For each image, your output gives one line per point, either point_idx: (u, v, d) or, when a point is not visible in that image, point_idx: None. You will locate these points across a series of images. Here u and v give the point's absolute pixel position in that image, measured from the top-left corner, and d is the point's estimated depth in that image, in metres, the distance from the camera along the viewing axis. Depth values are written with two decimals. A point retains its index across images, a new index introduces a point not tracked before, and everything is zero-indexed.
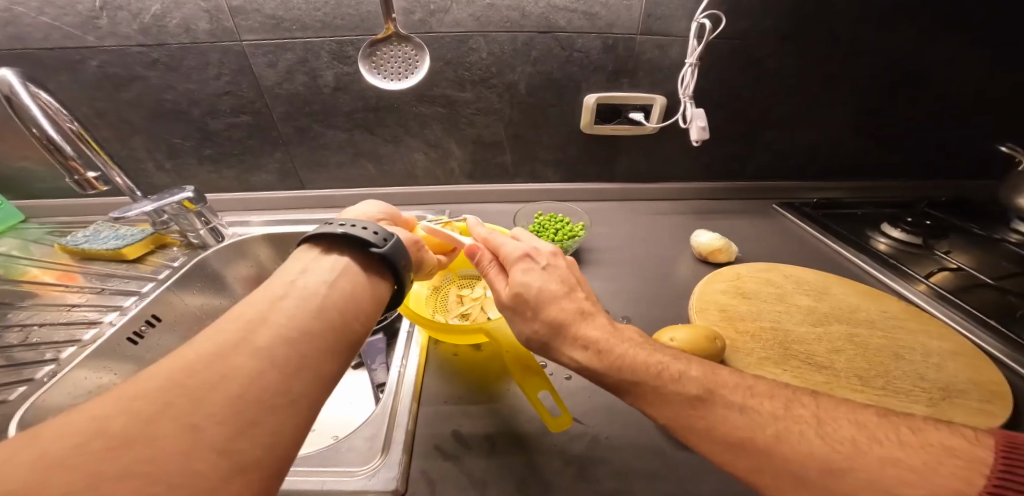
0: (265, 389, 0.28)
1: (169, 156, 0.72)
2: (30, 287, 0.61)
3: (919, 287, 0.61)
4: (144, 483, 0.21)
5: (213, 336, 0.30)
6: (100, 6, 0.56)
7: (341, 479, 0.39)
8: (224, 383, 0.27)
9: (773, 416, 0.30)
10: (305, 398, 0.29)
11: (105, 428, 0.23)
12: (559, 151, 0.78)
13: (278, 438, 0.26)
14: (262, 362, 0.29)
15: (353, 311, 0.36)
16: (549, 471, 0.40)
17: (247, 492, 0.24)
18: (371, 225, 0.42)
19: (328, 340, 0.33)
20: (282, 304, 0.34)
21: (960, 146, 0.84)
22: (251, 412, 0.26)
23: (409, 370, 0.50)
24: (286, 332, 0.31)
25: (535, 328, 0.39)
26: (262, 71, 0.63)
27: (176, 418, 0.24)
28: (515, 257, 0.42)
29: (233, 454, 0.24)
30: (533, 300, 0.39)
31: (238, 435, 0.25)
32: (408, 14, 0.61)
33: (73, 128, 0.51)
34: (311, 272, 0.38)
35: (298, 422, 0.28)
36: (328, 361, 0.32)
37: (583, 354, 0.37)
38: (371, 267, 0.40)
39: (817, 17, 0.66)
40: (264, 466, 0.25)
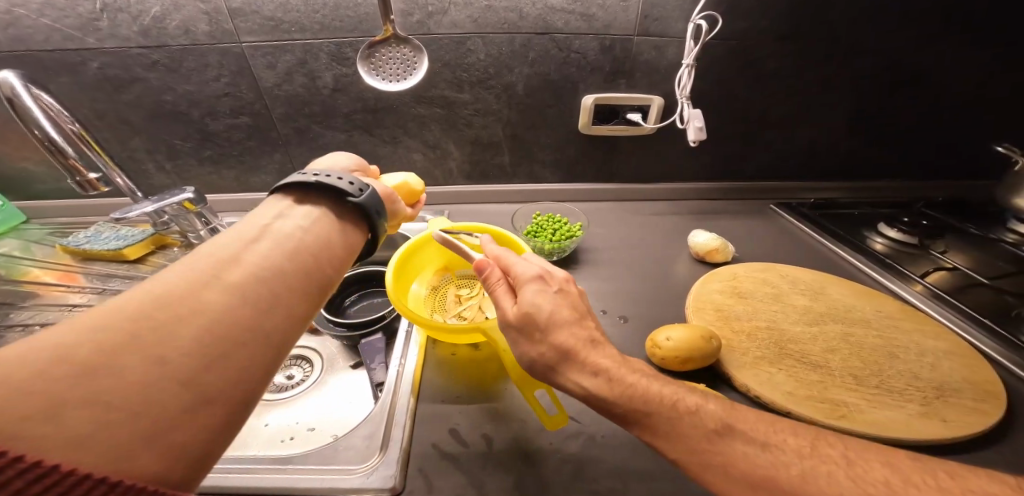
0: (233, 326, 0.28)
1: (169, 156, 0.73)
2: (31, 287, 0.62)
3: (916, 287, 0.61)
4: (109, 409, 0.21)
5: (179, 270, 0.29)
6: (100, 8, 0.56)
7: (340, 476, 0.40)
8: (193, 318, 0.27)
9: (799, 454, 0.31)
10: (275, 336, 0.30)
11: (64, 356, 0.22)
12: (557, 152, 0.78)
13: (246, 372, 0.27)
14: (233, 299, 0.29)
15: (326, 259, 0.37)
16: (546, 470, 0.41)
17: (212, 420, 0.25)
18: (346, 176, 0.42)
19: (301, 285, 0.33)
20: (257, 246, 0.33)
21: (958, 147, 0.85)
22: (220, 347, 0.27)
23: (409, 369, 0.51)
24: (258, 271, 0.32)
25: (540, 352, 0.36)
26: (261, 73, 0.64)
27: (140, 349, 0.24)
28: (529, 277, 0.39)
29: (199, 387, 0.25)
30: (545, 324, 0.36)
31: (207, 368, 0.25)
32: (406, 16, 0.61)
33: (74, 130, 0.51)
34: (285, 218, 0.37)
35: (264, 362, 0.29)
36: (299, 305, 0.33)
37: (592, 381, 0.35)
38: (346, 217, 0.41)
39: (816, 17, 0.66)
40: (231, 397, 0.26)
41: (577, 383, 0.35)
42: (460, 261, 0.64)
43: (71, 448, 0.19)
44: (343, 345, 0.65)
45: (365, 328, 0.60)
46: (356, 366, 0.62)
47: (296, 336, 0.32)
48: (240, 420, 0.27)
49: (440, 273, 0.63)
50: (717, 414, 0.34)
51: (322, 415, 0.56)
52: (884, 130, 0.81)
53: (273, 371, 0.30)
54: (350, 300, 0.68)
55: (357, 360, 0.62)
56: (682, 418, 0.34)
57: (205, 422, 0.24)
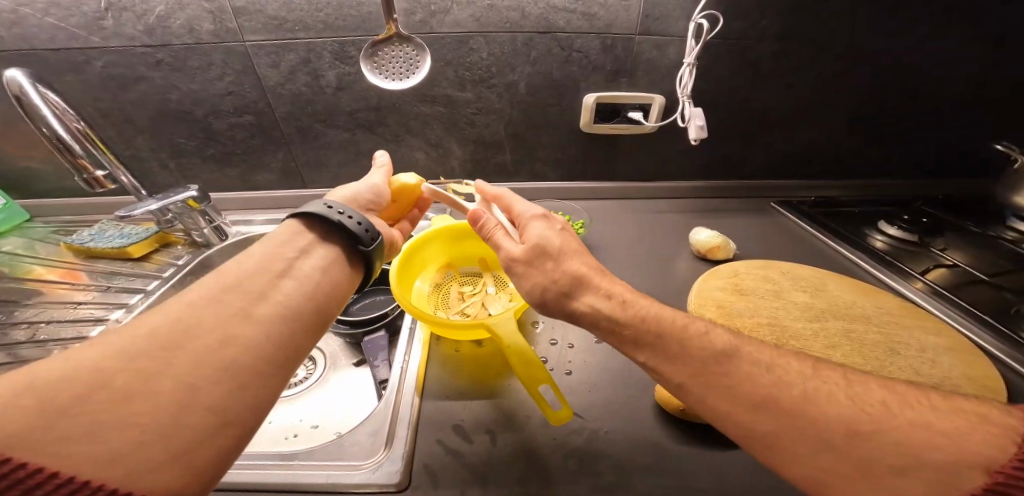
0: (251, 357, 0.32)
1: (172, 155, 0.73)
2: (36, 285, 0.62)
3: (916, 284, 0.61)
4: (141, 432, 0.25)
5: (211, 302, 0.33)
6: (105, 6, 0.57)
7: (347, 472, 0.40)
8: (218, 349, 0.31)
9: (802, 375, 0.32)
10: (286, 368, 0.34)
11: (106, 382, 0.26)
12: (559, 151, 0.79)
13: (259, 401, 0.31)
14: (254, 333, 0.33)
15: (336, 295, 0.41)
16: (551, 465, 0.41)
17: (227, 444, 0.28)
18: (361, 218, 0.44)
19: (310, 319, 0.37)
20: (279, 281, 0.37)
21: (957, 146, 0.85)
22: (240, 378, 0.30)
23: (412, 367, 0.51)
24: (277, 306, 0.36)
25: (556, 281, 0.39)
26: (264, 71, 0.64)
27: (170, 376, 0.28)
28: (531, 216, 0.44)
29: (220, 412, 0.28)
30: (555, 253, 0.40)
31: (228, 397, 0.29)
32: (409, 15, 0.61)
33: (80, 128, 0.51)
34: (305, 254, 0.41)
35: (274, 390, 0.32)
36: (307, 338, 0.37)
37: (606, 303, 0.38)
38: (354, 259, 0.44)
39: (817, 17, 0.66)
40: (244, 423, 0.30)
41: (590, 304, 0.38)
42: (462, 258, 0.64)
43: (107, 464, 0.23)
44: (345, 343, 0.65)
45: (365, 327, 0.61)
46: (358, 363, 0.62)
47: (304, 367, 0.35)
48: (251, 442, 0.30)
49: (443, 270, 0.64)
50: (726, 337, 0.36)
51: (324, 413, 0.56)
52: (884, 130, 0.81)
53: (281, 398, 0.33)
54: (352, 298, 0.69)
55: (359, 357, 0.63)
56: (692, 339, 0.35)
57: (221, 445, 0.28)
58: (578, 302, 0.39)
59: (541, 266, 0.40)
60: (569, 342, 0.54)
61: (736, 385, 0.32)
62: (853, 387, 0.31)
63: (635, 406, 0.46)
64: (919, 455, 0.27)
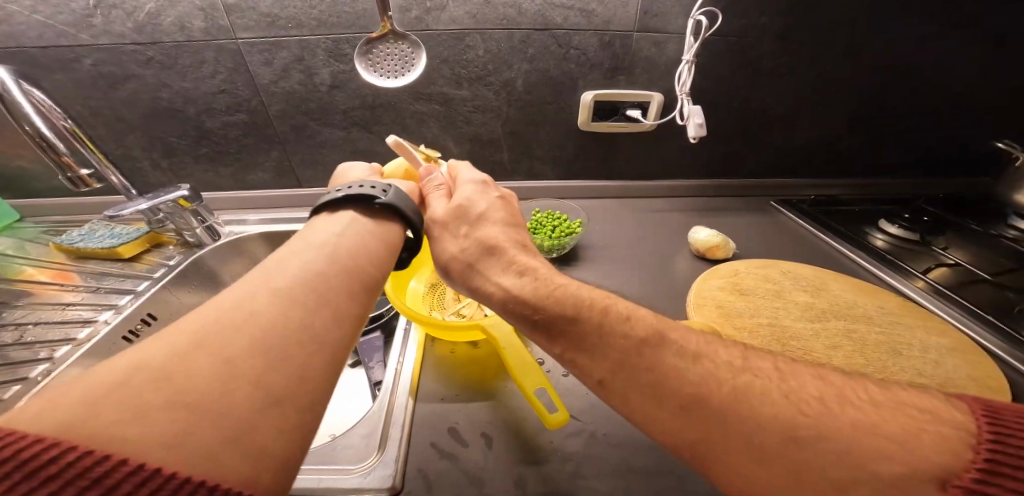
0: (289, 326, 0.29)
1: (164, 154, 0.72)
2: (26, 286, 0.61)
3: (918, 284, 0.61)
4: (189, 412, 0.23)
5: (241, 284, 0.32)
6: (94, 4, 0.56)
7: (338, 477, 0.39)
8: (250, 322, 0.28)
9: (731, 369, 0.29)
10: (331, 335, 0.31)
11: (146, 365, 0.24)
12: (557, 150, 0.78)
13: (310, 373, 0.28)
14: (285, 302, 0.30)
15: (366, 258, 0.38)
16: (548, 469, 0.40)
17: (285, 422, 0.25)
18: (369, 182, 0.43)
19: (346, 284, 0.34)
20: (301, 254, 0.35)
21: (956, 146, 0.85)
22: (281, 348, 0.28)
23: (407, 368, 0.50)
24: (305, 275, 0.33)
25: (465, 247, 0.43)
26: (257, 70, 0.63)
27: (209, 355, 0.26)
28: (462, 191, 0.47)
29: (267, 387, 0.26)
30: (473, 217, 0.44)
31: (271, 368, 0.26)
32: (404, 12, 0.61)
33: (67, 126, 0.50)
34: (321, 228, 0.39)
35: (323, 358, 0.29)
36: (349, 303, 0.34)
37: (517, 281, 0.39)
38: (384, 216, 0.42)
39: (816, 14, 0.66)
40: (299, 398, 0.27)
41: (498, 281, 0.39)
42: None
43: (162, 450, 0.20)
44: None
45: (361, 328, 0.61)
46: (354, 364, 0.61)
47: (352, 333, 0.32)
48: (316, 416, 0.27)
49: None
50: (649, 321, 0.33)
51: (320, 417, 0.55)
52: (885, 130, 0.81)
53: (338, 369, 0.30)
54: None
55: (355, 358, 0.62)
56: (619, 316, 0.33)
57: (278, 422, 0.25)
58: (484, 278, 0.41)
59: (456, 228, 0.44)
60: None
61: (661, 375, 0.29)
62: (786, 382, 0.28)
63: None
64: (852, 455, 0.24)
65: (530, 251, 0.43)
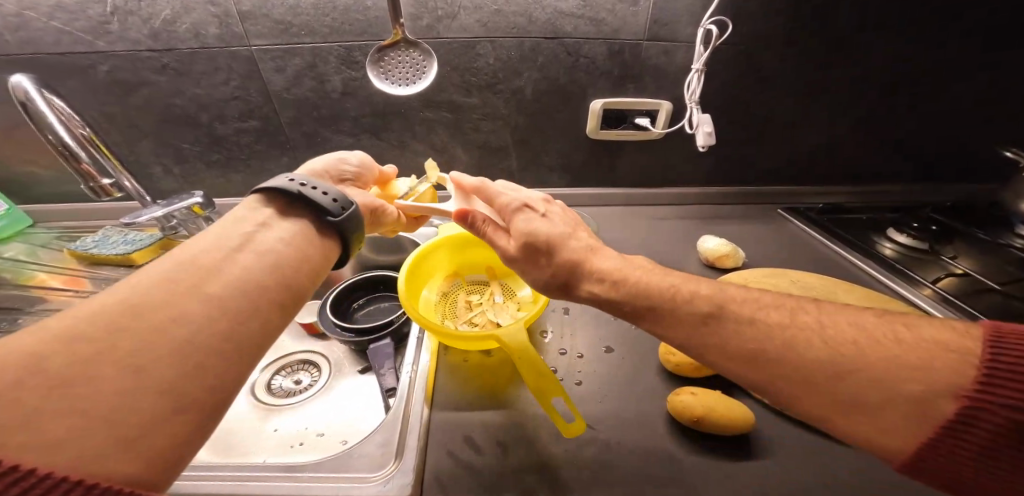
0: (212, 336, 0.29)
1: (177, 161, 0.72)
2: (40, 291, 0.62)
3: (925, 292, 0.61)
4: (85, 416, 0.22)
5: (160, 277, 0.31)
6: (111, 10, 0.56)
7: (356, 485, 0.39)
8: (173, 327, 0.28)
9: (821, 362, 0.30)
10: (250, 346, 0.31)
11: (46, 363, 0.23)
12: (565, 157, 0.79)
13: (220, 382, 0.29)
14: (211, 310, 0.30)
15: (303, 270, 0.38)
16: (563, 479, 0.40)
17: (184, 430, 0.26)
18: (326, 189, 0.43)
19: (276, 298, 0.35)
20: (236, 259, 0.35)
21: (961, 153, 0.85)
22: (198, 356, 0.28)
23: (421, 375, 0.51)
24: (237, 284, 0.33)
25: (551, 273, 0.39)
26: (270, 77, 0.64)
27: (119, 358, 0.25)
28: (513, 209, 0.42)
29: (176, 393, 0.26)
30: (547, 244, 0.38)
31: (183, 376, 0.27)
32: (415, 20, 0.61)
33: (85, 134, 0.51)
34: (267, 229, 0.39)
35: (238, 367, 0.30)
36: (274, 315, 0.34)
37: (600, 287, 0.37)
38: (325, 230, 0.43)
39: (823, 22, 0.66)
40: (205, 407, 0.27)
41: (590, 291, 0.38)
42: (470, 267, 0.64)
43: (55, 452, 0.20)
44: (350, 349, 0.65)
45: (372, 335, 0.59)
46: (365, 370, 0.61)
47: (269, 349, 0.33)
48: (214, 419, 0.28)
49: (450, 278, 0.63)
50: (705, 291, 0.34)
51: (330, 421, 0.56)
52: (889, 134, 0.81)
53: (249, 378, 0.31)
54: (358, 304, 0.69)
55: (364, 365, 0.62)
56: None
57: (176, 429, 0.25)
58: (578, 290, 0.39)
59: (537, 260, 0.39)
60: (578, 352, 0.54)
61: None
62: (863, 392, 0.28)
63: (644, 416, 0.46)
64: None
65: (603, 248, 0.40)
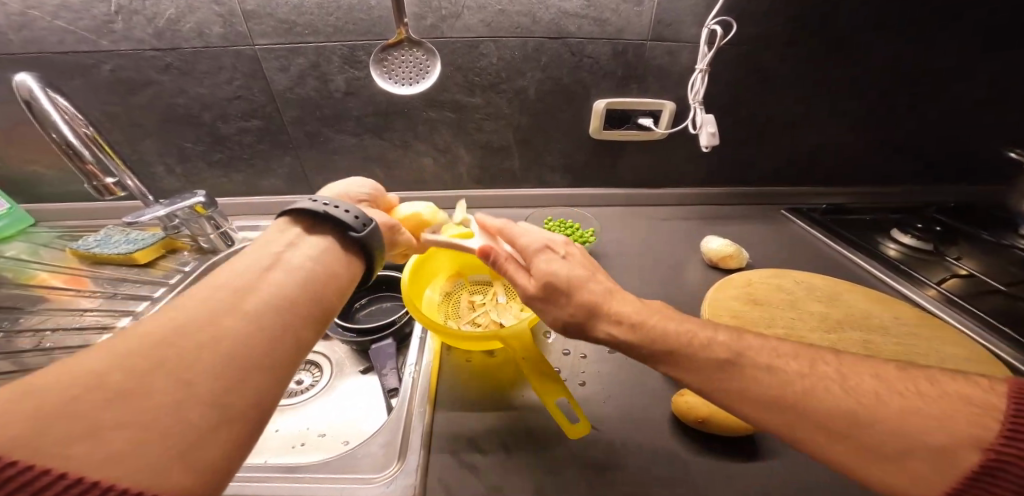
0: (255, 349, 0.29)
1: (179, 160, 0.72)
2: (41, 291, 0.62)
3: (929, 292, 0.61)
4: (139, 430, 0.22)
5: (204, 296, 0.31)
6: (115, 10, 0.56)
7: (358, 485, 0.39)
8: (218, 342, 0.28)
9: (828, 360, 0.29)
10: (289, 358, 0.31)
11: (102, 381, 0.23)
12: (567, 157, 0.78)
13: (265, 395, 0.28)
14: (253, 324, 0.30)
15: (335, 283, 0.38)
16: (567, 479, 0.40)
17: (233, 442, 0.25)
18: (349, 207, 0.43)
19: (312, 310, 0.34)
20: (272, 274, 0.34)
21: (965, 153, 0.85)
22: (242, 369, 0.27)
23: (423, 375, 0.50)
24: (276, 298, 0.33)
25: (569, 314, 0.38)
26: (273, 76, 0.64)
27: (169, 373, 0.25)
28: (535, 249, 0.41)
29: (222, 406, 0.25)
30: (565, 286, 0.37)
31: (230, 389, 0.26)
32: (419, 19, 0.61)
33: (88, 133, 0.50)
34: (294, 247, 0.38)
35: (279, 379, 0.30)
36: (310, 327, 0.34)
37: (617, 329, 0.37)
38: (350, 247, 0.42)
39: (827, 22, 0.66)
40: (251, 419, 0.27)
41: (607, 332, 0.37)
42: (473, 267, 0.63)
43: (112, 465, 0.20)
44: (351, 349, 0.65)
45: (373, 335, 0.59)
46: (366, 371, 0.61)
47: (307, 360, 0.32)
48: (258, 434, 0.27)
49: (452, 278, 0.63)
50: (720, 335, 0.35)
51: (331, 421, 0.56)
52: (892, 135, 0.81)
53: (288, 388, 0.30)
54: (360, 303, 0.68)
55: (366, 365, 0.62)
56: None
57: (225, 441, 0.25)
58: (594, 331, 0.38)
59: (556, 300, 0.38)
60: (581, 352, 0.53)
61: None
62: None
63: (648, 416, 0.46)
64: None
65: (621, 291, 0.39)
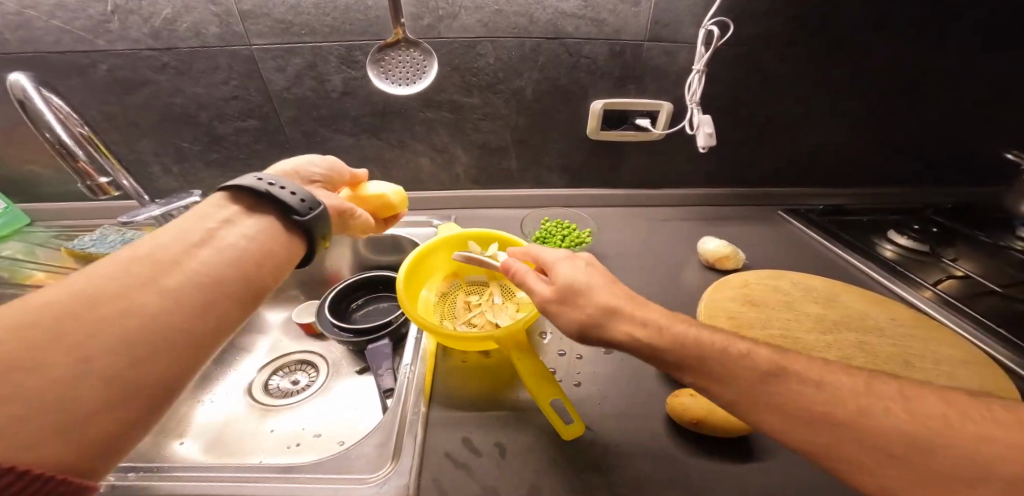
0: (163, 327, 0.30)
1: (176, 159, 0.72)
2: None
3: (925, 294, 0.61)
4: (27, 403, 0.23)
5: (118, 266, 0.31)
6: (112, 9, 0.56)
7: (352, 486, 0.39)
8: (124, 318, 0.29)
9: None
10: (202, 338, 0.32)
11: None
12: (564, 157, 0.78)
13: (168, 374, 0.29)
14: (165, 301, 0.31)
15: (268, 265, 0.39)
16: (562, 481, 0.40)
17: (126, 418, 0.27)
18: (295, 188, 0.42)
19: (235, 291, 0.35)
20: (197, 250, 0.35)
21: (963, 154, 0.85)
22: (146, 348, 0.29)
23: (419, 375, 0.50)
24: (194, 276, 0.33)
25: (587, 316, 0.37)
26: (271, 76, 0.64)
27: (66, 347, 0.26)
28: (556, 259, 0.42)
29: (118, 384, 0.27)
30: (585, 290, 0.38)
31: (129, 368, 0.27)
32: (416, 19, 0.61)
33: (83, 132, 0.50)
34: (228, 225, 0.38)
35: (190, 359, 0.31)
36: (232, 308, 0.35)
37: (642, 330, 0.36)
38: (292, 228, 0.42)
39: (824, 23, 0.66)
40: (149, 397, 0.28)
41: (627, 332, 0.36)
42: (470, 267, 0.63)
43: None
44: (347, 350, 0.65)
45: (370, 335, 0.59)
46: (362, 371, 0.61)
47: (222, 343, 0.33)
48: (157, 410, 0.29)
49: (449, 278, 0.63)
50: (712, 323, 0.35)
51: (327, 422, 0.55)
52: (890, 136, 0.81)
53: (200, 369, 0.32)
54: (356, 304, 0.68)
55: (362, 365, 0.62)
56: None
57: (118, 418, 0.26)
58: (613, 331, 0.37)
59: (572, 302, 0.38)
60: (578, 353, 0.53)
61: None
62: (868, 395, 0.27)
63: (643, 418, 0.46)
64: None
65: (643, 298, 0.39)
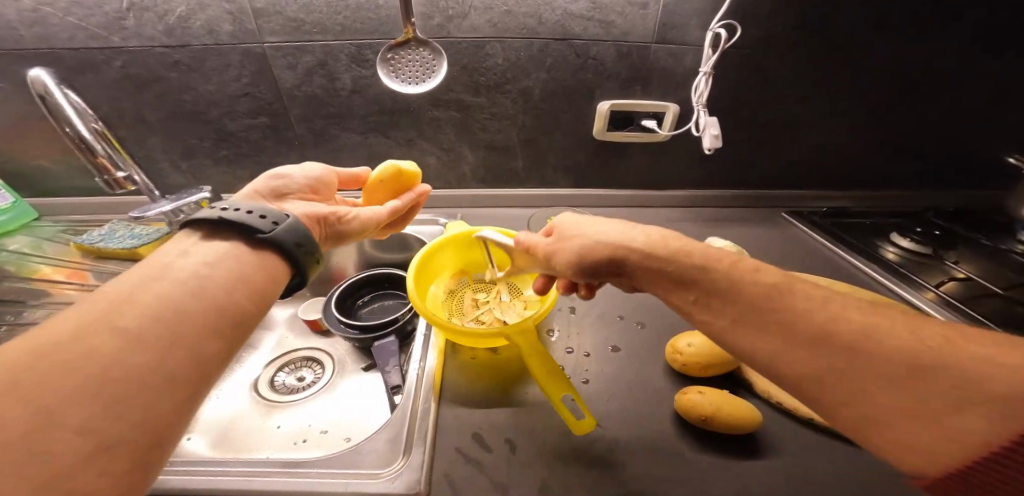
0: (135, 366, 0.27)
1: (184, 156, 0.72)
2: (46, 285, 0.62)
3: (928, 295, 0.62)
4: None
5: (69, 316, 0.29)
6: (126, 6, 0.57)
7: (364, 481, 0.39)
8: (84, 363, 0.26)
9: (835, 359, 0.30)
10: (184, 372, 0.29)
11: None
12: (570, 157, 0.79)
13: (153, 414, 0.27)
14: (130, 340, 0.28)
15: (244, 287, 0.36)
16: (571, 476, 0.40)
17: (114, 469, 0.24)
18: (256, 209, 0.41)
19: (212, 318, 0.33)
20: (157, 284, 0.33)
21: (963, 156, 0.85)
22: (120, 390, 0.26)
23: (429, 371, 0.51)
24: (159, 310, 0.31)
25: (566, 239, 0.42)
26: (281, 74, 0.64)
27: (25, 402, 0.23)
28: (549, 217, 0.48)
29: (95, 434, 0.24)
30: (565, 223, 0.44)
31: (103, 413, 0.25)
32: (427, 19, 0.61)
33: (98, 128, 0.50)
34: (187, 255, 0.36)
35: (175, 393, 0.28)
36: (211, 338, 0.32)
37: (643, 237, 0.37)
38: (264, 249, 0.40)
39: (829, 27, 0.67)
40: (135, 443, 0.26)
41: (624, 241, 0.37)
42: (475, 265, 0.64)
43: None
44: (353, 347, 0.65)
45: (376, 332, 0.59)
46: (369, 368, 0.61)
47: (206, 373, 0.31)
48: (148, 456, 0.26)
49: (457, 276, 0.63)
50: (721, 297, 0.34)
51: (334, 418, 0.56)
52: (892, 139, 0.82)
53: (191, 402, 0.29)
54: (363, 301, 0.69)
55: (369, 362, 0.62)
56: None
57: (105, 469, 0.24)
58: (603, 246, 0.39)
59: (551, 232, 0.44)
60: (585, 350, 0.54)
61: None
62: None
63: (651, 414, 0.46)
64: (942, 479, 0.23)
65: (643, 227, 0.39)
